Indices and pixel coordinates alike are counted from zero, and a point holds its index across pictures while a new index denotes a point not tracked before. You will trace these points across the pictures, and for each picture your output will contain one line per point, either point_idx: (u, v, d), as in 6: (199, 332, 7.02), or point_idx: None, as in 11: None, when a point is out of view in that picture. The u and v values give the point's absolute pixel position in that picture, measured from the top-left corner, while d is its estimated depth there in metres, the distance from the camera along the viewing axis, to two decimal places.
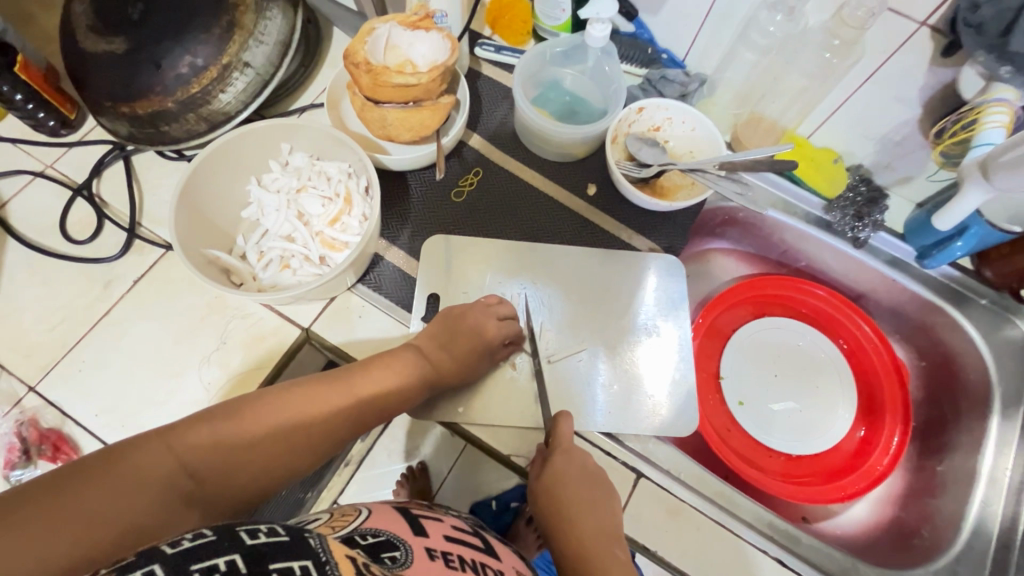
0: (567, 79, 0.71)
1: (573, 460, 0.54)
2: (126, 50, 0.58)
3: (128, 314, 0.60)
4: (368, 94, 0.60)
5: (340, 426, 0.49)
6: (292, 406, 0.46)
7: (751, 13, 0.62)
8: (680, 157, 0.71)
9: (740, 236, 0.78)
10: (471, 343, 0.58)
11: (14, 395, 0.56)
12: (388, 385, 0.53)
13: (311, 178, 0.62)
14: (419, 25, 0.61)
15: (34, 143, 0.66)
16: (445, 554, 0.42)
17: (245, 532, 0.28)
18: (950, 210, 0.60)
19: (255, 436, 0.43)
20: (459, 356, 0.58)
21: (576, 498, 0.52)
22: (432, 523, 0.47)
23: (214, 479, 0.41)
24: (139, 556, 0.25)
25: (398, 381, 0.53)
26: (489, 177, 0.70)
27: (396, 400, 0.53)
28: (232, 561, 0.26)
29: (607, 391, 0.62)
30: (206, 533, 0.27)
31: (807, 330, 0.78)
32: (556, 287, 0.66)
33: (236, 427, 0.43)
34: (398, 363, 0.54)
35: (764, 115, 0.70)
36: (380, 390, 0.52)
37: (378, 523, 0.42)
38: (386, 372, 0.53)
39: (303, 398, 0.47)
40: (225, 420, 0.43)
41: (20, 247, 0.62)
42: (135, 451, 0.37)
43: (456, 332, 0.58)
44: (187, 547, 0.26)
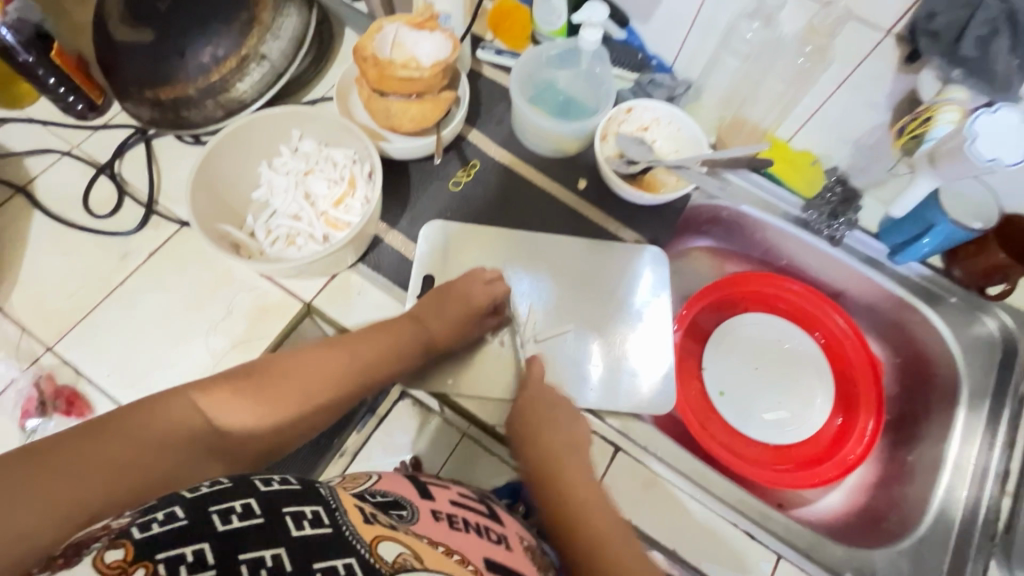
0: (561, 80, 0.76)
1: (544, 392, 0.60)
2: (154, 40, 0.63)
3: (141, 283, 0.64)
4: (375, 86, 0.65)
5: (344, 389, 0.52)
6: (297, 368, 0.51)
7: (731, 22, 0.66)
8: (666, 156, 0.75)
9: (723, 233, 0.81)
10: (461, 313, 0.62)
11: (33, 354, 0.60)
12: (385, 350, 0.56)
13: (319, 162, 0.66)
14: (424, 25, 0.66)
15: (62, 124, 0.71)
16: (450, 517, 0.44)
17: (258, 480, 0.31)
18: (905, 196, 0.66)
19: (265, 395, 0.47)
20: (450, 323, 0.61)
21: (544, 425, 0.57)
22: (439, 489, 0.49)
23: (236, 432, 0.45)
24: (161, 499, 0.28)
25: (395, 348, 0.57)
26: (486, 170, 0.74)
27: (394, 367, 0.57)
28: (248, 503, 0.29)
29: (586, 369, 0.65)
30: (222, 481, 0.30)
31: (787, 327, 0.81)
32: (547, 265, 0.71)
33: (254, 387, 0.47)
34: (393, 330, 0.58)
35: (747, 118, 0.74)
36: (380, 355, 0.56)
37: (388, 486, 0.45)
38: (386, 340, 0.57)
39: (311, 364, 0.51)
40: (239, 380, 0.47)
41: (44, 218, 0.66)
42: (165, 403, 0.41)
43: (443, 302, 0.62)
44: (206, 491, 0.29)
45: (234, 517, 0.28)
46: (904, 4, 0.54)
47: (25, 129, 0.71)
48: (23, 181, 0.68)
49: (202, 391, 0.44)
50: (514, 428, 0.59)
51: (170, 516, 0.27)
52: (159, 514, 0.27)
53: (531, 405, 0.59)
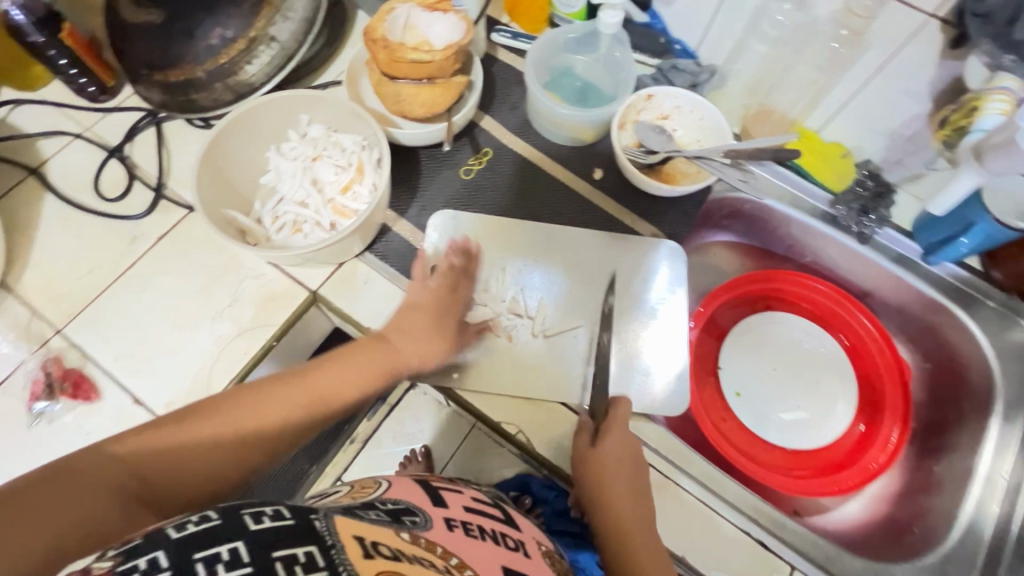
0: (578, 66, 0.73)
1: (625, 441, 0.56)
2: (163, 21, 0.62)
3: (149, 268, 0.63)
4: (384, 70, 0.63)
5: (299, 421, 0.46)
6: (245, 408, 0.45)
7: (761, 4, 0.63)
8: (687, 146, 0.72)
9: (745, 228, 0.78)
10: (442, 328, 0.57)
11: (42, 336, 0.60)
12: (350, 382, 0.50)
13: (326, 148, 0.65)
14: (437, 7, 0.64)
15: (75, 107, 0.71)
16: (465, 524, 0.43)
17: (249, 516, 0.29)
18: (948, 191, 0.61)
19: (211, 439, 0.42)
20: (423, 339, 0.55)
21: (620, 479, 0.54)
22: (451, 494, 0.48)
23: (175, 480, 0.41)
24: (145, 540, 0.26)
25: (359, 378, 0.50)
26: (498, 158, 0.72)
27: (363, 394, 0.51)
28: (236, 547, 0.26)
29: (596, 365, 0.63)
30: (211, 516, 0.28)
31: (810, 327, 0.78)
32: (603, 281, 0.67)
33: (192, 427, 0.42)
34: (360, 358, 0.51)
35: (774, 107, 0.71)
36: (345, 381, 0.50)
37: (398, 493, 0.43)
38: (351, 366, 0.50)
39: (255, 402, 0.45)
40: (184, 423, 0.42)
41: (56, 200, 0.66)
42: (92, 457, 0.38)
43: (418, 318, 0.56)
44: (193, 532, 0.27)
45: (219, 566, 0.25)
46: None
47: (38, 110, 0.71)
48: (36, 163, 0.68)
49: (129, 439, 0.40)
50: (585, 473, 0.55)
51: (153, 564, 0.25)
52: (141, 561, 0.25)
53: (603, 463, 0.54)
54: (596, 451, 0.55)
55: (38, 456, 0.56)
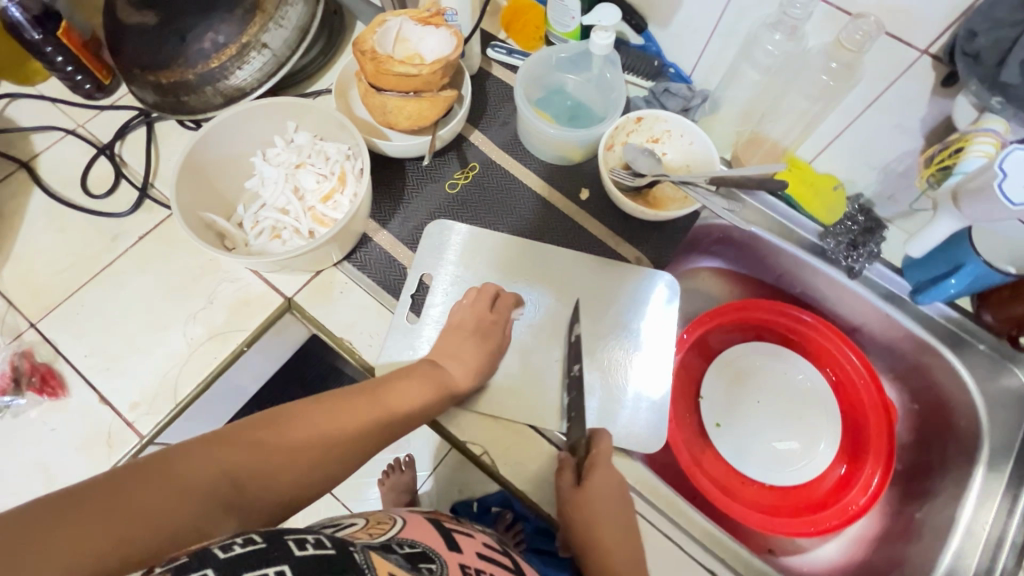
0: (570, 85, 0.73)
1: (612, 478, 0.55)
2: (157, 24, 0.62)
3: (128, 267, 0.64)
4: (371, 81, 0.63)
5: (371, 431, 0.48)
6: (323, 417, 0.46)
7: (754, 32, 0.62)
8: (676, 170, 0.71)
9: (733, 255, 0.77)
10: (478, 346, 0.60)
11: (17, 329, 0.60)
12: (412, 397, 0.52)
13: (311, 156, 0.65)
14: (429, 21, 0.64)
15: (70, 103, 0.72)
16: (479, 572, 0.42)
17: (293, 542, 0.30)
18: (923, 235, 0.59)
19: (295, 447, 0.42)
20: (472, 365, 0.59)
21: (609, 519, 0.54)
22: (465, 538, 0.47)
23: (257, 483, 0.40)
24: (193, 558, 0.27)
25: (417, 394, 0.53)
26: (485, 173, 0.72)
27: (422, 409, 0.53)
28: (282, 570, 0.27)
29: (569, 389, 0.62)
30: (256, 541, 0.29)
31: (796, 359, 0.76)
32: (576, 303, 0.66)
33: (279, 433, 0.42)
34: (419, 376, 0.54)
35: (766, 135, 0.70)
36: (409, 397, 0.52)
37: (415, 535, 0.43)
38: (412, 385, 0.53)
39: (333, 411, 0.46)
40: (271, 429, 0.42)
41: (42, 195, 0.67)
42: (187, 452, 0.37)
43: (464, 341, 0.59)
44: (239, 553, 0.28)
45: None
46: (944, 21, 0.49)
47: (34, 104, 0.72)
48: (27, 156, 0.69)
49: (221, 440, 0.39)
50: (571, 517, 0.54)
51: None
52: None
53: (590, 500, 0.54)
54: (581, 490, 0.54)
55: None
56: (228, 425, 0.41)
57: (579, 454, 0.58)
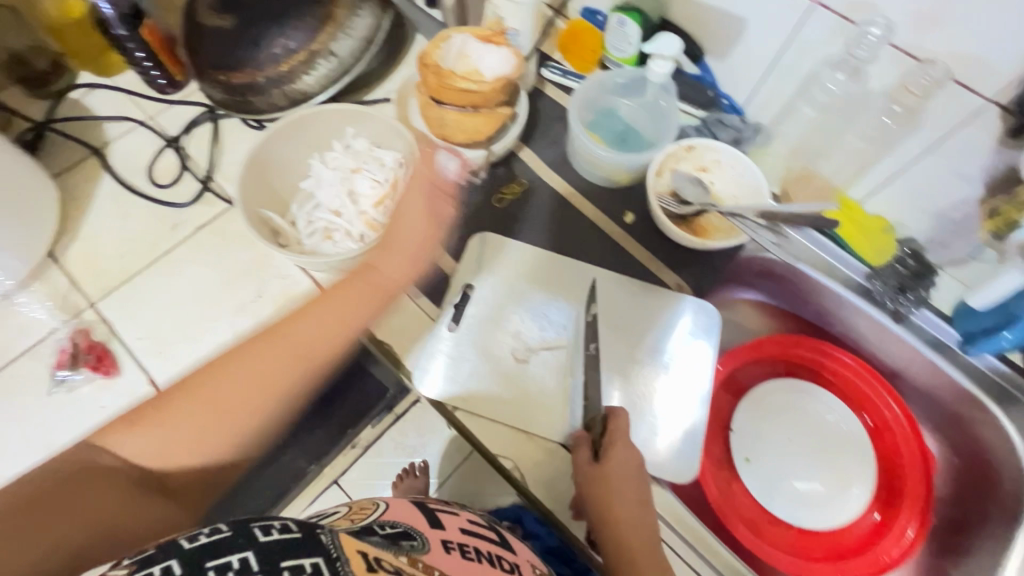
0: (623, 109, 0.73)
1: (631, 455, 0.56)
2: (233, 27, 0.65)
3: (185, 255, 0.66)
4: (432, 94, 0.65)
5: (273, 382, 0.53)
6: (217, 385, 0.52)
7: (814, 70, 0.62)
8: (724, 200, 0.70)
9: (774, 289, 0.75)
10: (428, 225, 0.61)
11: (76, 307, 0.63)
12: (315, 333, 0.56)
13: (367, 161, 0.67)
14: (491, 40, 0.66)
15: (143, 95, 0.75)
16: (462, 546, 0.45)
17: (258, 528, 0.33)
18: (984, 288, 0.60)
19: (190, 416, 0.50)
20: (402, 257, 0.60)
21: (625, 491, 0.55)
22: (448, 516, 0.50)
23: (177, 464, 0.50)
24: (159, 550, 0.31)
25: (328, 329, 0.56)
26: (532, 190, 0.73)
27: (337, 339, 0.56)
28: (246, 557, 0.31)
29: (589, 404, 0.61)
30: (222, 529, 0.32)
31: (833, 400, 0.74)
32: (593, 281, 0.68)
33: (153, 411, 0.50)
34: (326, 308, 0.57)
35: (817, 172, 0.69)
36: (307, 340, 0.56)
37: (396, 516, 0.45)
38: (314, 320, 0.57)
39: (222, 373, 0.52)
40: (157, 410, 0.51)
41: (110, 181, 0.70)
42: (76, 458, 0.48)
43: (405, 224, 0.61)
44: (204, 542, 0.31)
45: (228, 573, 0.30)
46: (1017, 73, 0.49)
47: (109, 94, 0.75)
48: (98, 143, 0.72)
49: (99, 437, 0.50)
50: (589, 492, 0.55)
51: (167, 570, 0.30)
52: (157, 568, 0.30)
53: (608, 487, 0.54)
54: (598, 467, 0.55)
55: (54, 422, 0.58)
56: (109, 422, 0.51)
57: (599, 435, 0.58)
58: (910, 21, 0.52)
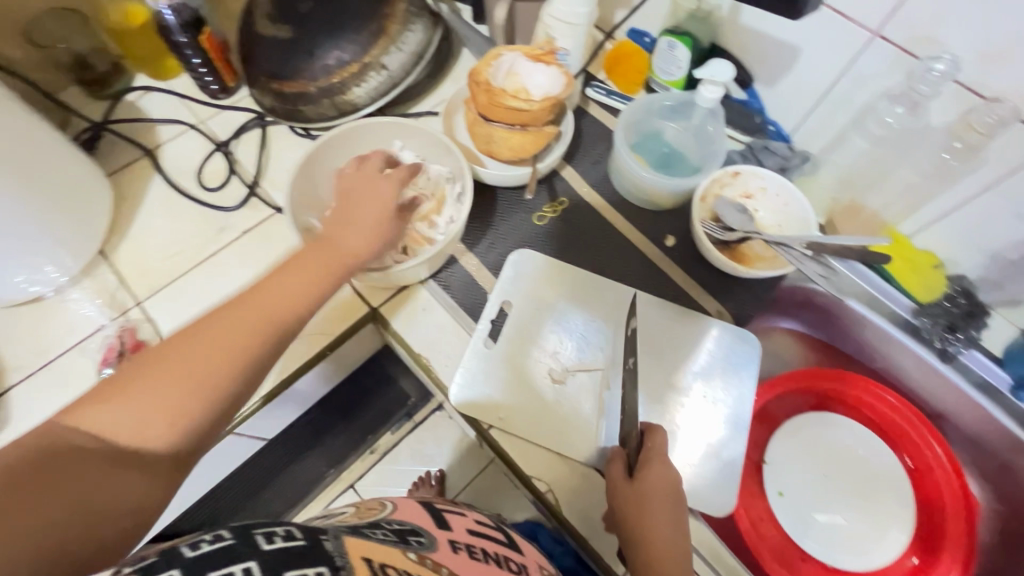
0: (668, 133, 0.73)
1: (667, 471, 0.54)
2: (289, 37, 0.67)
3: (230, 258, 0.67)
4: (481, 111, 0.65)
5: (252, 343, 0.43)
6: (187, 348, 0.42)
7: (870, 102, 0.61)
8: (767, 229, 0.70)
9: (813, 320, 0.74)
10: (384, 211, 0.53)
11: (123, 305, 0.65)
12: (293, 293, 0.47)
13: (413, 175, 0.68)
14: (541, 58, 0.66)
15: (196, 100, 0.77)
16: (468, 546, 0.44)
17: (261, 535, 0.31)
18: None
19: (171, 381, 0.40)
20: (369, 228, 0.52)
21: (658, 511, 0.52)
22: (455, 517, 0.49)
23: (154, 438, 0.39)
24: (161, 557, 0.28)
25: (301, 292, 0.47)
26: (573, 209, 0.73)
27: (317, 298, 0.48)
28: (249, 566, 0.28)
29: (625, 421, 0.59)
30: (224, 536, 0.30)
31: (871, 438, 0.72)
32: (633, 296, 0.67)
33: (124, 384, 0.40)
34: (297, 268, 0.48)
35: (865, 205, 0.68)
36: (284, 300, 0.46)
37: (404, 516, 0.45)
38: (289, 282, 0.47)
39: (190, 336, 0.43)
40: (126, 381, 0.40)
41: (161, 182, 0.72)
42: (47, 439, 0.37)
43: (363, 206, 0.53)
44: (207, 551, 0.29)
45: None
46: None
47: (163, 97, 0.77)
48: (151, 144, 0.74)
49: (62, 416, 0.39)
50: (620, 510, 0.53)
51: None
52: None
53: (641, 500, 0.52)
54: (633, 485, 0.53)
55: None
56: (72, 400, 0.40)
57: (636, 452, 0.56)
58: (977, 59, 0.51)
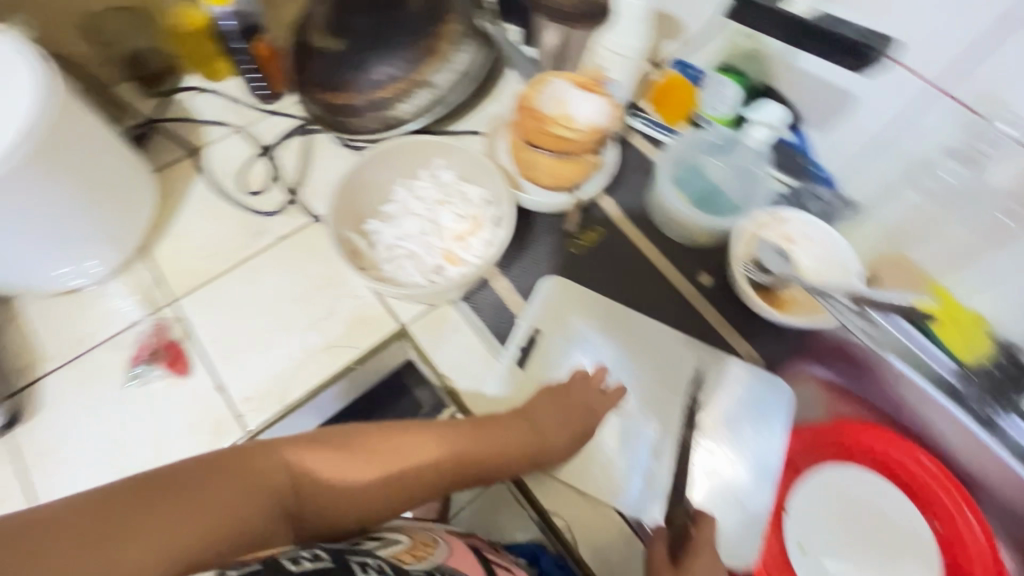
0: (711, 169, 0.72)
1: (711, 564, 0.54)
2: (342, 50, 0.68)
3: (265, 263, 0.67)
4: (527, 137, 0.66)
5: (429, 473, 0.51)
6: (390, 446, 0.50)
7: (924, 155, 0.60)
8: (807, 276, 0.66)
9: (847, 371, 0.68)
10: (583, 415, 0.60)
11: (157, 302, 0.65)
12: (484, 440, 0.55)
13: (452, 195, 0.68)
14: (590, 88, 0.65)
15: (244, 103, 0.78)
16: None
17: (356, 564, 0.32)
18: None
19: (367, 470, 0.48)
20: (563, 416, 0.60)
21: None
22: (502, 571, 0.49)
23: (318, 498, 0.45)
24: (267, 565, 0.28)
25: (494, 438, 0.56)
26: (609, 239, 0.72)
27: (498, 451, 0.56)
28: None
29: (675, 477, 0.60)
30: (324, 558, 0.31)
31: (901, 500, 0.66)
32: (698, 367, 0.65)
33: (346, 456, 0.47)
34: (504, 424, 0.57)
35: (909, 257, 0.63)
36: (481, 442, 0.55)
37: (457, 560, 0.44)
38: (489, 429, 0.56)
39: (411, 434, 0.51)
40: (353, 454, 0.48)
41: (204, 182, 0.73)
42: (268, 453, 0.43)
43: (562, 406, 0.60)
44: (311, 567, 0.29)
45: None
46: None
47: (212, 99, 0.78)
48: (197, 145, 0.75)
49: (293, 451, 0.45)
50: None
51: None
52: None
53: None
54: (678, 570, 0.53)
55: (124, 415, 0.60)
56: (307, 439, 0.47)
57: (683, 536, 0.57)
58: None
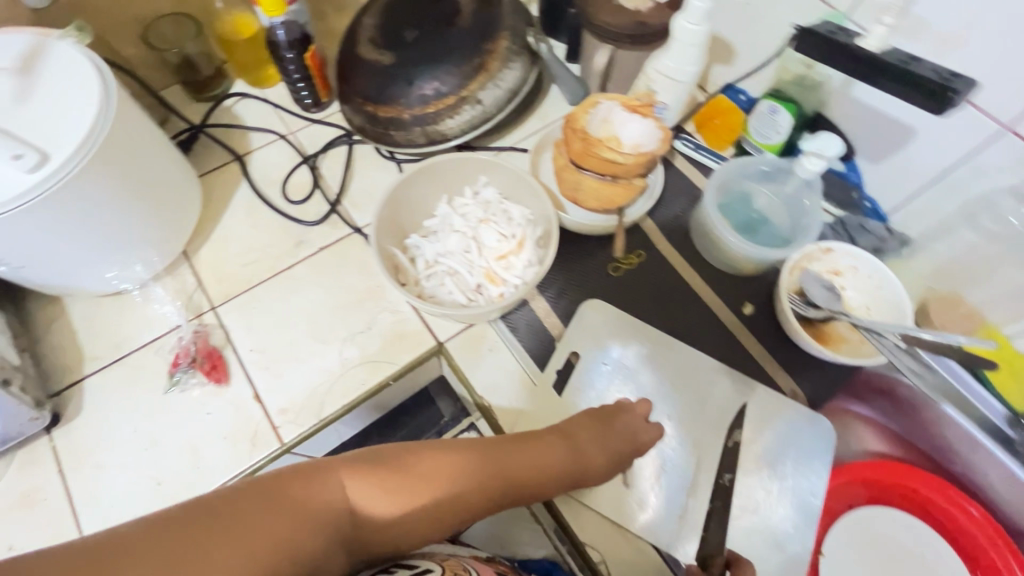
0: (760, 197, 0.71)
1: None
2: (390, 64, 0.67)
3: (305, 273, 0.68)
4: (573, 158, 0.64)
5: (474, 497, 0.50)
6: (436, 469, 0.48)
7: (986, 195, 0.58)
8: (855, 310, 0.66)
9: (891, 411, 0.67)
10: (624, 443, 0.58)
11: (199, 308, 0.66)
12: (529, 464, 0.53)
13: (495, 214, 0.67)
14: (638, 110, 0.63)
15: (288, 111, 0.78)
16: None
17: None
18: None
19: (415, 493, 0.46)
20: (604, 442, 0.58)
21: None
22: None
23: (369, 521, 0.43)
24: None
25: (538, 462, 0.54)
26: (649, 263, 0.71)
27: (540, 476, 0.54)
28: None
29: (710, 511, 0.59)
30: None
31: (940, 545, 0.64)
32: (744, 401, 0.63)
33: (394, 478, 0.45)
34: (547, 447, 0.55)
35: (964, 298, 0.63)
36: (527, 465, 0.54)
37: None
38: (533, 453, 0.54)
39: (456, 456, 0.50)
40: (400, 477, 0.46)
41: (247, 188, 0.73)
42: (320, 478, 0.41)
43: (601, 435, 0.58)
44: None
45: None
46: None
47: (257, 105, 0.79)
48: (241, 151, 0.75)
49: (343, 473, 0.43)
50: None
51: None
52: None
53: None
54: None
55: (162, 420, 0.60)
56: (355, 459, 0.45)
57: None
58: None
